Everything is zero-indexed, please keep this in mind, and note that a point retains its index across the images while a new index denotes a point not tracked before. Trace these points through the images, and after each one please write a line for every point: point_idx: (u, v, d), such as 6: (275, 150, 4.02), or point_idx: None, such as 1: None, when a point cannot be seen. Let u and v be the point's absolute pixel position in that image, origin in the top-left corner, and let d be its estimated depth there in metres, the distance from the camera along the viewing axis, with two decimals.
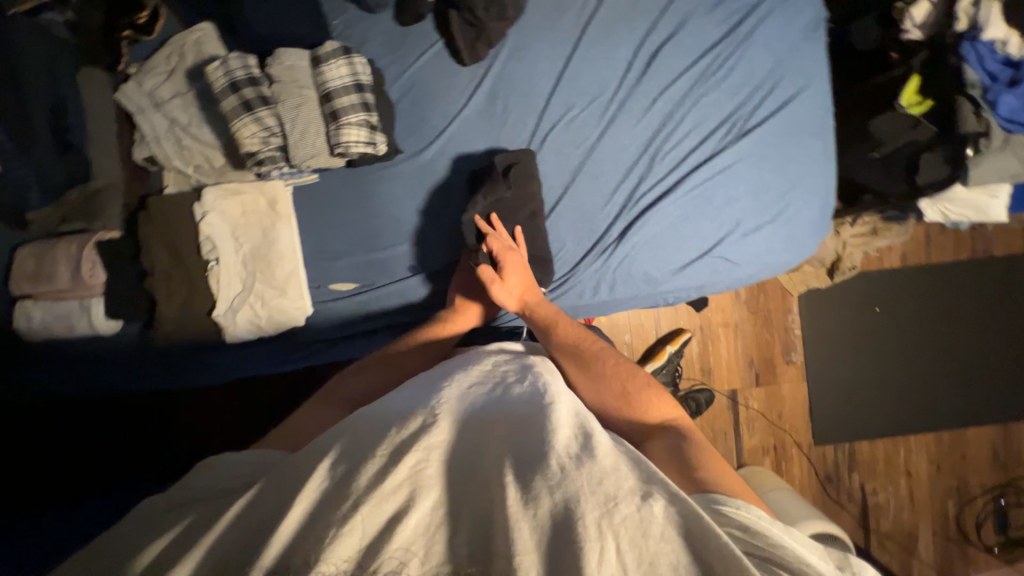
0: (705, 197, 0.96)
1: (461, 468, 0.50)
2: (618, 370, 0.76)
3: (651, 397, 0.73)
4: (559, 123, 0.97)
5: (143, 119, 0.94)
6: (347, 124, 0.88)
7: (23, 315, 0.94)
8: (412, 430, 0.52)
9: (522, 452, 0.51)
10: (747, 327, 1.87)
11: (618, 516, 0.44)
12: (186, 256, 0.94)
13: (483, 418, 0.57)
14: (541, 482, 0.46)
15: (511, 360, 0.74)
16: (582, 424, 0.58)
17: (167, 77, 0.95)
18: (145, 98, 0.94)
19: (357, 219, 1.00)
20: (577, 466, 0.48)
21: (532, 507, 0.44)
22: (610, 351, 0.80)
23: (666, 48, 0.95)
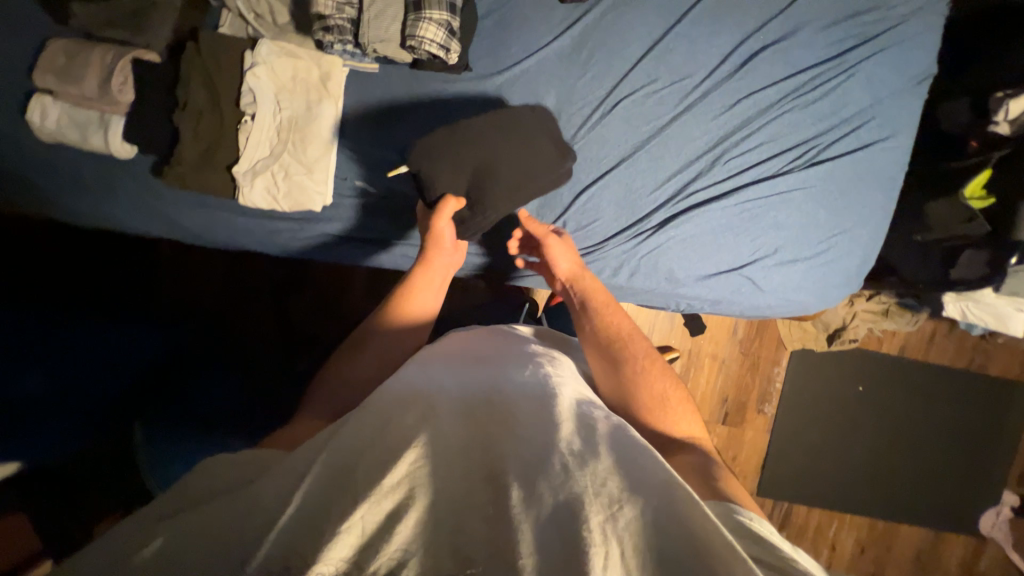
0: (753, 215, 0.93)
1: (462, 461, 0.49)
2: (659, 378, 0.77)
3: (682, 410, 0.76)
4: (637, 93, 0.92)
5: None
6: (427, 19, 0.83)
7: (39, 108, 0.92)
8: (400, 430, 0.51)
9: (523, 450, 0.50)
10: (733, 366, 1.88)
11: (621, 520, 0.44)
12: (224, 102, 0.90)
13: (479, 417, 0.56)
14: (544, 483, 0.46)
15: (502, 352, 0.74)
16: (579, 421, 0.57)
17: None
18: None
19: (406, 124, 0.97)
20: (580, 465, 0.48)
21: (532, 503, 0.45)
22: (653, 359, 0.79)
23: (770, 51, 0.90)
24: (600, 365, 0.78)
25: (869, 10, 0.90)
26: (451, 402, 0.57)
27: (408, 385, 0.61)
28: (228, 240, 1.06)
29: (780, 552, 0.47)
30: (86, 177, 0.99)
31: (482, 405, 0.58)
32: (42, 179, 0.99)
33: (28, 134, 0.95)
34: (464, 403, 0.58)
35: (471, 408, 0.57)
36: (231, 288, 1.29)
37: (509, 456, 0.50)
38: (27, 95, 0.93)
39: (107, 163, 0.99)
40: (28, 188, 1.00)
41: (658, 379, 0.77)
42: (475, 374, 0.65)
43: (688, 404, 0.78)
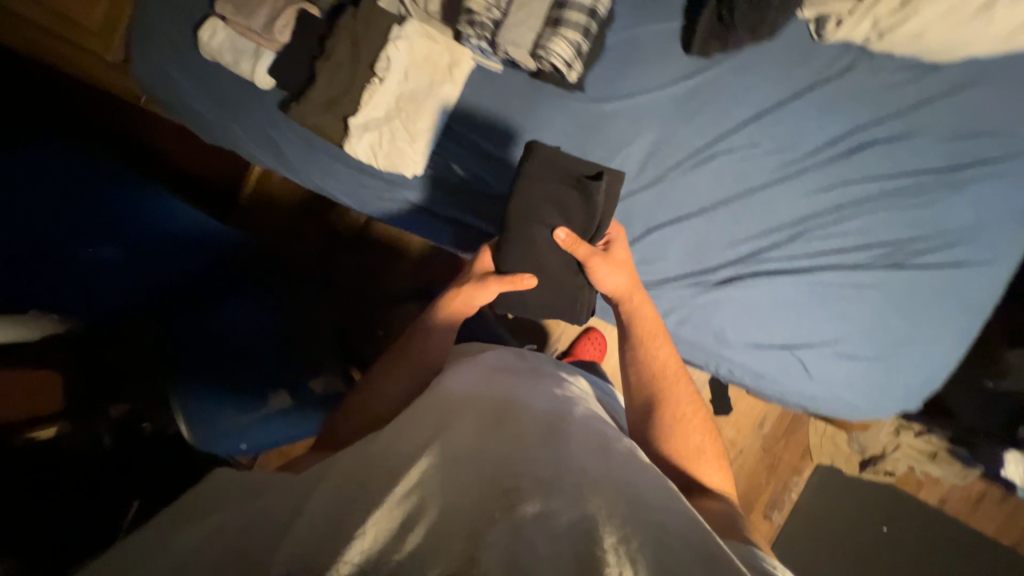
0: (822, 300, 0.90)
1: (471, 471, 0.48)
2: (693, 423, 0.77)
3: (714, 461, 0.75)
4: (734, 153, 0.95)
5: None
6: (561, 36, 0.90)
7: (210, 29, 1.06)
8: (407, 449, 0.51)
9: (531, 465, 0.48)
10: (750, 459, 1.78)
11: (640, 541, 0.41)
12: (362, 64, 1.00)
13: (488, 431, 0.54)
14: (555, 498, 0.44)
15: (514, 369, 0.73)
16: (587, 442, 0.55)
17: None
18: None
19: (510, 125, 1.03)
20: (591, 486, 0.46)
21: (535, 513, 0.42)
22: (688, 405, 0.78)
23: (879, 147, 0.90)
24: (639, 404, 0.79)
25: (992, 133, 0.88)
26: (464, 415, 0.57)
27: (426, 403, 0.62)
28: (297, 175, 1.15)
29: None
30: (220, 94, 1.11)
31: (495, 417, 0.57)
32: (183, 85, 1.11)
33: (191, 47, 1.10)
34: (477, 415, 0.58)
35: (480, 423, 0.56)
36: (292, 226, 1.43)
37: (519, 469, 0.48)
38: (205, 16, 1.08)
39: (244, 89, 1.11)
40: (165, 87, 1.12)
41: (691, 428, 0.76)
42: (483, 389, 0.65)
43: (720, 453, 0.77)
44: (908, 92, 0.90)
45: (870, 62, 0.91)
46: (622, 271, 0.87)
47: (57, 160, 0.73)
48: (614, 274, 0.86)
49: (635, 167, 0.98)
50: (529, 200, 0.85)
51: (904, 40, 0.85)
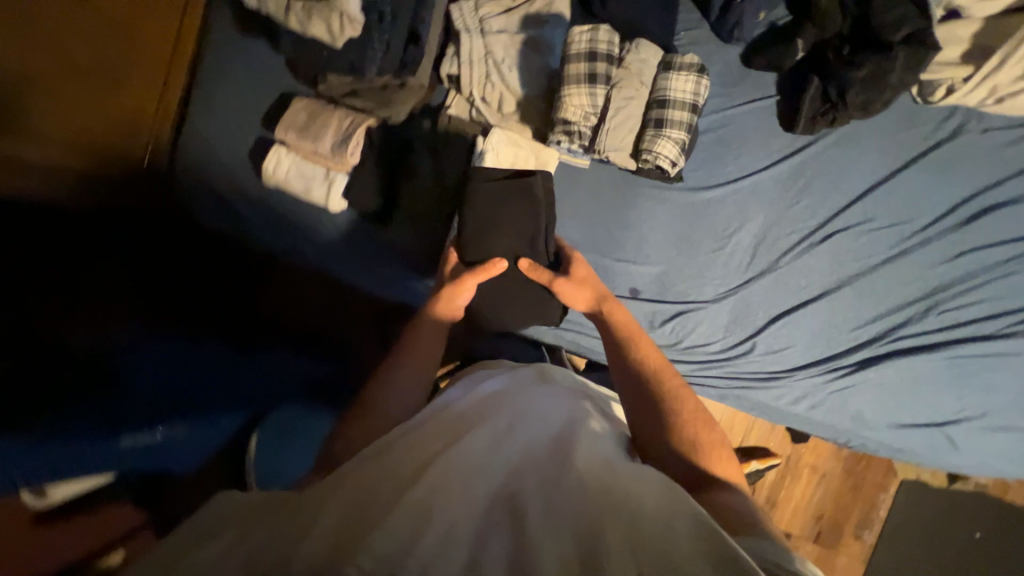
0: (963, 372, 0.88)
1: (481, 501, 0.44)
2: (689, 419, 0.65)
3: (716, 452, 0.63)
4: (852, 230, 0.91)
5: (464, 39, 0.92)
6: (665, 136, 0.87)
7: (274, 159, 0.96)
8: (411, 470, 0.47)
9: (538, 494, 0.45)
10: (834, 481, 1.71)
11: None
12: (447, 184, 0.99)
13: (500, 456, 0.50)
14: (559, 533, 0.40)
15: (528, 382, 0.67)
16: (595, 462, 0.51)
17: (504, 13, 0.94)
18: (475, 21, 0.93)
19: (607, 221, 0.98)
20: (600, 513, 0.42)
21: (552, 527, 0.41)
22: (686, 399, 0.67)
23: (1003, 210, 0.88)
24: (637, 411, 0.67)
25: None
26: (475, 433, 0.53)
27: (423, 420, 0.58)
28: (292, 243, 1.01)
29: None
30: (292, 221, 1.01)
31: (503, 427, 0.54)
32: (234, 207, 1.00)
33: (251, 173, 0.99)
34: (488, 434, 0.53)
35: (490, 444, 0.51)
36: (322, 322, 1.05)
37: (522, 481, 0.46)
38: (264, 142, 0.98)
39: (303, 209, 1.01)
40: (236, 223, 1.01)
41: (690, 425, 0.64)
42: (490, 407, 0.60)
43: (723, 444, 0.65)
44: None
45: (982, 121, 0.88)
46: (588, 287, 0.81)
47: (156, 357, 0.72)
48: (581, 291, 0.81)
49: (747, 253, 0.94)
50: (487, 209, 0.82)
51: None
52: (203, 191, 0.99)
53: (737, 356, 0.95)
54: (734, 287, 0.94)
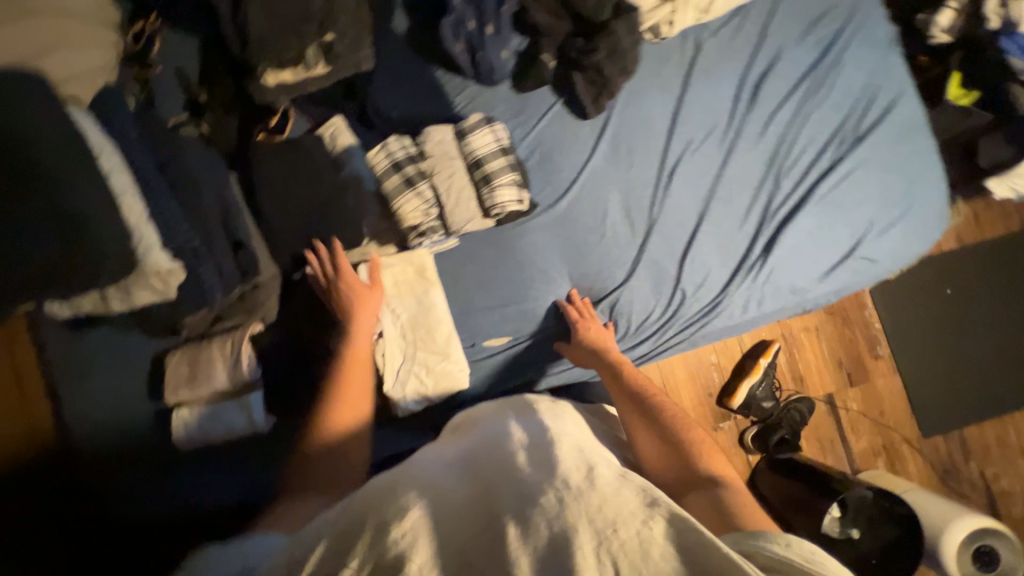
0: (834, 205, 1.00)
1: (462, 514, 0.46)
2: (684, 429, 0.78)
3: (705, 453, 0.76)
4: (684, 157, 1.02)
5: (286, 216, 0.93)
6: (499, 185, 0.93)
7: (181, 423, 0.94)
8: (389, 509, 0.45)
9: (518, 487, 0.47)
10: (828, 328, 1.85)
11: (616, 540, 0.40)
12: (352, 335, 0.95)
13: (485, 478, 0.51)
14: (539, 514, 0.43)
15: (500, 415, 0.73)
16: (587, 462, 0.53)
17: (305, 174, 0.95)
18: (274, 195, 0.94)
19: (506, 273, 1.02)
20: (568, 487, 0.46)
21: (544, 554, 0.40)
22: (679, 414, 0.80)
23: (770, 77, 1.03)
24: (635, 420, 0.81)
25: (825, 13, 1.05)
26: (459, 471, 0.55)
27: (414, 462, 0.60)
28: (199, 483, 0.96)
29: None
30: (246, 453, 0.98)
31: (495, 447, 0.58)
32: (145, 493, 0.93)
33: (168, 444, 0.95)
34: (475, 464, 0.56)
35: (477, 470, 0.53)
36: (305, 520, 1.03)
37: (510, 501, 0.46)
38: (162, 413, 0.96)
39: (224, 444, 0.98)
40: (176, 494, 0.94)
41: (682, 435, 0.77)
42: (480, 443, 0.62)
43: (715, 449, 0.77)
44: (748, 30, 1.05)
45: (707, 29, 1.05)
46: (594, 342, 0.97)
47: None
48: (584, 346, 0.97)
49: (626, 224, 1.02)
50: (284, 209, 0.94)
51: (723, 4, 0.99)
52: (121, 481, 0.93)
53: (677, 305, 1.01)
54: (635, 256, 1.01)
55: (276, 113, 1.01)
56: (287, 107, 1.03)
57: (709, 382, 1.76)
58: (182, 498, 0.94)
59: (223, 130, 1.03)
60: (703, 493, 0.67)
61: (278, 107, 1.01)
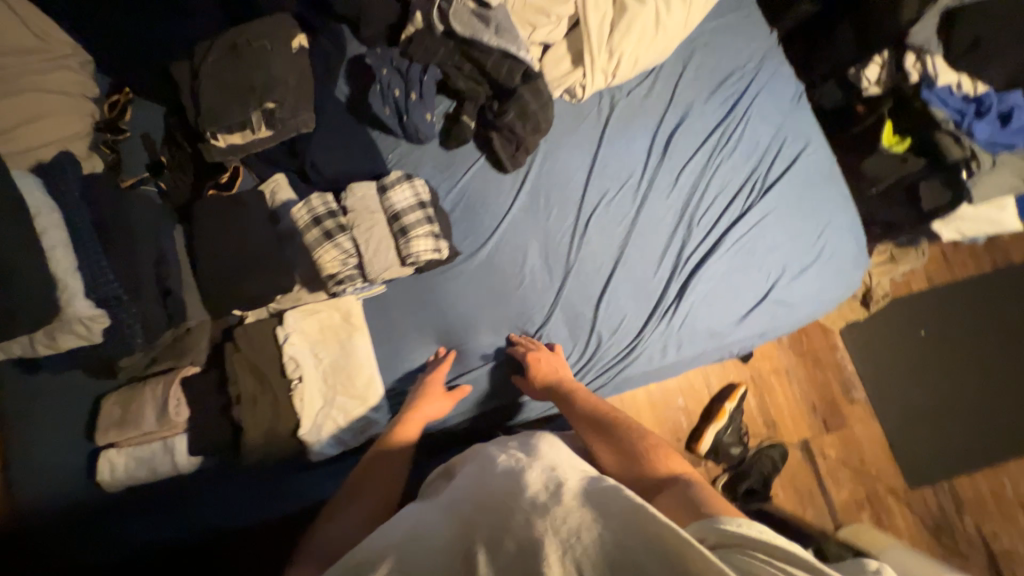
0: (747, 251, 1.03)
1: (434, 549, 0.50)
2: (643, 434, 0.79)
3: (663, 455, 0.75)
4: (599, 206, 1.07)
5: (220, 264, 1.01)
6: (415, 236, 0.99)
7: (108, 464, 0.97)
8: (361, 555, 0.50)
9: (493, 513, 0.51)
10: (799, 370, 1.80)
11: (579, 545, 0.46)
12: (272, 378, 0.98)
13: (462, 504, 0.56)
14: (508, 535, 0.48)
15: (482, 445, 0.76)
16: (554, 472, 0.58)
17: (242, 225, 1.03)
18: (209, 246, 1.01)
19: (429, 317, 1.06)
20: (537, 507, 0.50)
21: (509, 568, 0.45)
22: (636, 424, 0.81)
23: (680, 131, 1.09)
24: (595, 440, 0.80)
25: (732, 73, 1.11)
26: (438, 502, 0.59)
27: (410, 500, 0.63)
28: (117, 528, 0.95)
29: (756, 570, 0.45)
30: (161, 501, 0.98)
31: (473, 474, 0.62)
32: (66, 535, 0.94)
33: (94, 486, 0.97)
34: (454, 492, 0.60)
35: (456, 499, 0.58)
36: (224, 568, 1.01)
37: (483, 526, 0.50)
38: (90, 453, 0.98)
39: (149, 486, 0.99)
40: (94, 538, 0.94)
41: (638, 440, 0.77)
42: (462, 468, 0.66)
43: (675, 450, 0.76)
44: (660, 89, 1.12)
45: (621, 89, 1.12)
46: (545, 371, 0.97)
47: None
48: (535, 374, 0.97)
49: (544, 271, 1.06)
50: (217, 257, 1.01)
51: (627, 70, 1.06)
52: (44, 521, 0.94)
53: (592, 351, 1.03)
54: (550, 303, 1.05)
55: (226, 171, 1.11)
56: (237, 165, 1.12)
57: (677, 427, 1.70)
58: (100, 541, 0.94)
59: (178, 186, 1.13)
60: (669, 491, 0.66)
61: (229, 165, 1.11)
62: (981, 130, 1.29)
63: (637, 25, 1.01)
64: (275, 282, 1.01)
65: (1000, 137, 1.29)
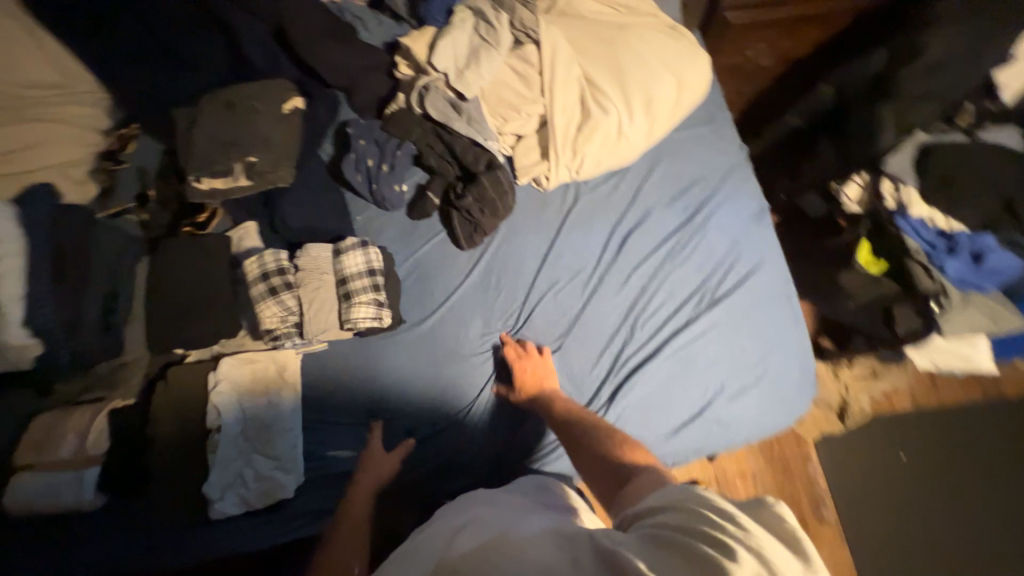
0: (687, 360, 1.02)
1: None
2: (619, 436, 0.85)
3: (637, 450, 0.81)
4: (548, 294, 1.08)
5: (168, 302, 1.04)
6: (357, 302, 1.01)
7: (13, 488, 0.92)
8: None
9: None
10: (766, 478, 1.69)
11: None
12: (193, 422, 0.99)
13: None
14: None
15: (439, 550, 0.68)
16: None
17: (196, 263, 1.07)
18: (162, 279, 1.06)
19: (362, 383, 1.06)
20: None
21: None
22: (611, 427, 0.88)
23: (637, 233, 1.11)
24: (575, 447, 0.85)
25: (695, 183, 1.15)
26: None
27: None
28: (3, 555, 0.92)
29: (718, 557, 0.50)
30: (54, 534, 0.95)
31: None
32: None
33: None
34: None
35: None
36: None
37: None
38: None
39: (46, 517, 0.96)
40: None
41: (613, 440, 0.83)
42: None
43: (642, 446, 0.84)
44: (624, 189, 1.15)
45: (587, 184, 1.15)
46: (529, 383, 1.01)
47: None
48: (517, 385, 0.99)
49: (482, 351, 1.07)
50: (168, 296, 1.04)
51: (590, 170, 1.10)
52: None
53: (518, 436, 1.06)
54: (482, 383, 1.06)
55: (204, 211, 1.14)
56: (214, 208, 1.17)
57: None
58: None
59: (159, 219, 1.17)
60: (642, 476, 0.72)
61: (208, 207, 1.16)
62: (952, 266, 1.31)
63: (599, 130, 1.06)
64: (218, 326, 1.04)
65: (972, 275, 1.30)
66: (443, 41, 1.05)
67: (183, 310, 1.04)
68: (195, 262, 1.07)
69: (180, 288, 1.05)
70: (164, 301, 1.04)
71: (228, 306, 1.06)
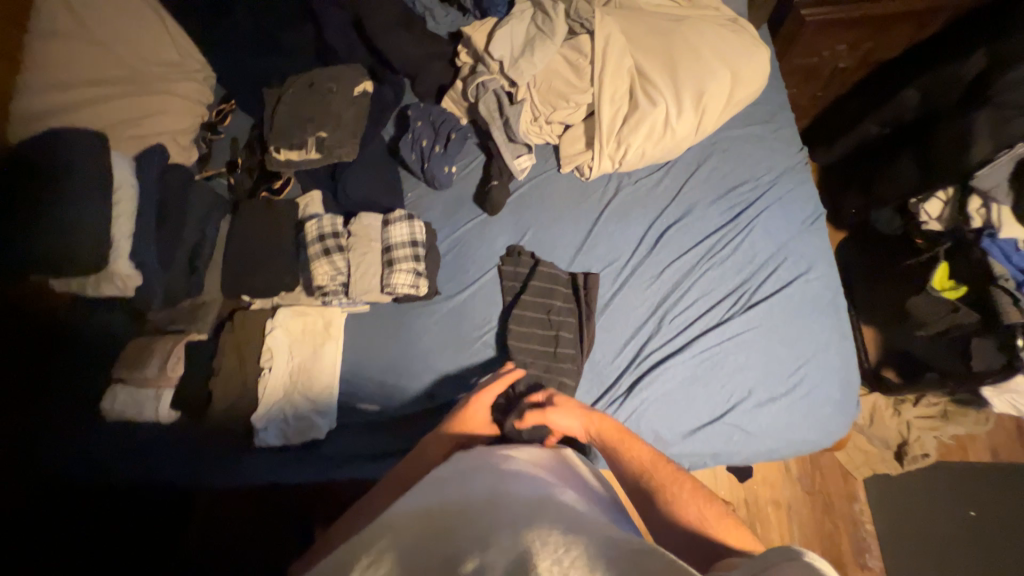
0: (714, 361, 0.99)
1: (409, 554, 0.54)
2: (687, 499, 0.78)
3: (721, 521, 0.75)
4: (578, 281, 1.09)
5: (240, 254, 1.18)
6: (398, 269, 1.10)
7: (110, 394, 1.08)
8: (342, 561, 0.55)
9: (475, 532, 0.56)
10: (803, 509, 1.53)
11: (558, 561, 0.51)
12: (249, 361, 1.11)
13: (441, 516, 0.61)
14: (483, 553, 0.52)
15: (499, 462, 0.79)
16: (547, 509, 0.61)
17: (267, 223, 1.21)
18: (238, 236, 1.20)
19: (394, 344, 1.15)
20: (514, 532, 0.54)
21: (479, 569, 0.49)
22: (679, 479, 0.80)
23: (676, 228, 1.09)
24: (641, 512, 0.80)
25: (743, 183, 1.11)
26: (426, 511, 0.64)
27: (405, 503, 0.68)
28: (76, 451, 1.06)
29: None
30: (119, 440, 1.09)
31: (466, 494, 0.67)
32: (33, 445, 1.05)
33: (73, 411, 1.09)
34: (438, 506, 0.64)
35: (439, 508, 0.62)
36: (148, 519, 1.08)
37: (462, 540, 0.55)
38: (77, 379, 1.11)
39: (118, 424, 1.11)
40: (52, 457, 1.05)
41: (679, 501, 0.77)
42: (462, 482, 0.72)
43: (711, 498, 0.78)
44: (669, 184, 1.13)
45: (630, 177, 1.15)
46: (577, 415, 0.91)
47: None
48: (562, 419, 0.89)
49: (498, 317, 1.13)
50: (241, 248, 1.18)
51: (634, 160, 1.10)
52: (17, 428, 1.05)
53: None
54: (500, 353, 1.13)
55: (280, 178, 1.26)
56: (290, 175, 1.29)
57: None
58: (58, 454, 1.06)
59: (242, 183, 1.31)
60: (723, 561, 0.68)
61: (284, 174, 1.28)
62: None
63: (645, 123, 1.06)
64: (279, 279, 1.17)
65: None
66: (501, 31, 1.10)
67: (251, 261, 1.17)
68: (265, 220, 1.21)
69: (250, 242, 1.19)
70: (236, 251, 1.18)
71: (290, 263, 1.19)
